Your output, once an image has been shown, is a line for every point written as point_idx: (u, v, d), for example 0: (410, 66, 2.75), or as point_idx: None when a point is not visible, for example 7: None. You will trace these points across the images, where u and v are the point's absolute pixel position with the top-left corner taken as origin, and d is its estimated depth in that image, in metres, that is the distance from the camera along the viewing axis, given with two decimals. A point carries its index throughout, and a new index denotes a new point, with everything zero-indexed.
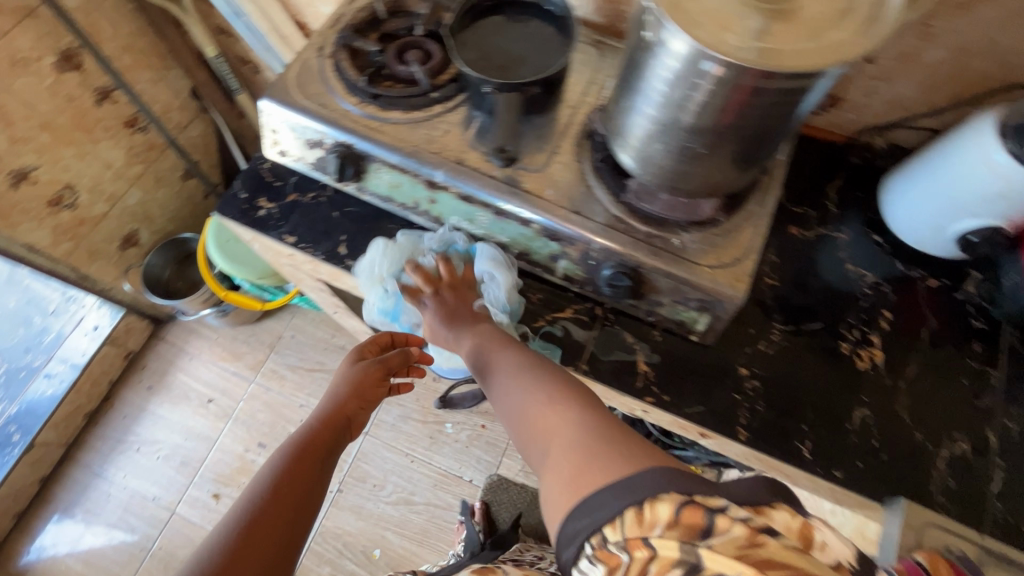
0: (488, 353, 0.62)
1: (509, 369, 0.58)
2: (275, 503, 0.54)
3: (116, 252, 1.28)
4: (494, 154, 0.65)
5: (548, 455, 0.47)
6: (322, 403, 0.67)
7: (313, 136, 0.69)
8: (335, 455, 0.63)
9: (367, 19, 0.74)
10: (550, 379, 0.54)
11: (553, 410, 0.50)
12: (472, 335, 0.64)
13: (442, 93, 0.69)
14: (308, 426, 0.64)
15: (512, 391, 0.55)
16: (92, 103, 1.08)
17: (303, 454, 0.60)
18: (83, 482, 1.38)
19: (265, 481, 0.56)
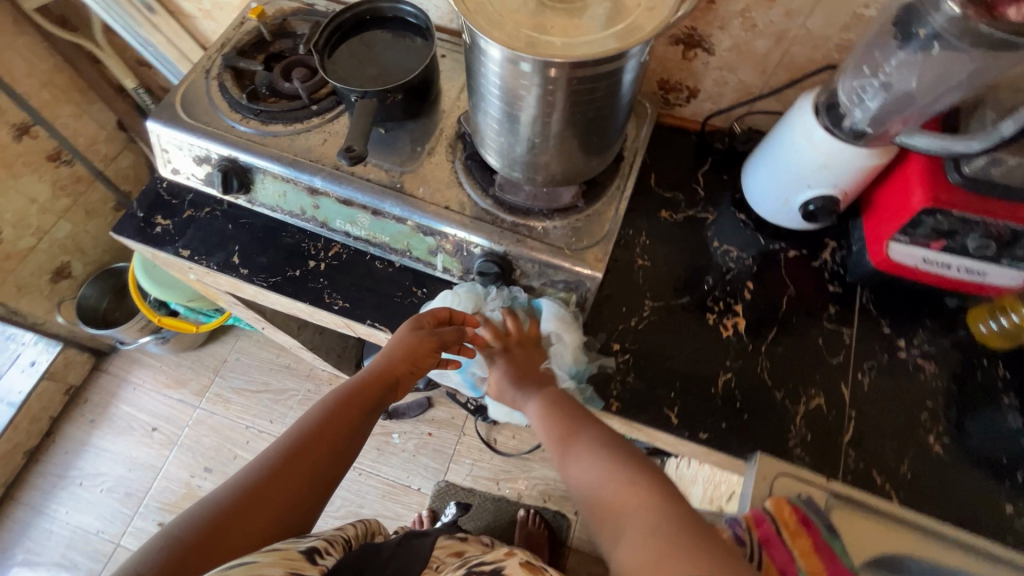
0: (564, 420, 0.61)
1: (585, 442, 0.57)
2: (306, 462, 0.55)
3: (48, 285, 1.28)
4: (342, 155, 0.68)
5: (626, 535, 0.47)
6: (379, 360, 0.65)
7: (200, 153, 0.72)
8: (377, 415, 0.64)
9: (252, 41, 0.78)
10: (635, 462, 0.53)
11: (634, 492, 0.50)
12: (542, 396, 0.65)
13: (322, 106, 0.73)
14: (358, 383, 0.63)
15: (586, 465, 0.55)
16: (9, 139, 1.10)
17: (344, 414, 0.60)
18: (24, 521, 1.36)
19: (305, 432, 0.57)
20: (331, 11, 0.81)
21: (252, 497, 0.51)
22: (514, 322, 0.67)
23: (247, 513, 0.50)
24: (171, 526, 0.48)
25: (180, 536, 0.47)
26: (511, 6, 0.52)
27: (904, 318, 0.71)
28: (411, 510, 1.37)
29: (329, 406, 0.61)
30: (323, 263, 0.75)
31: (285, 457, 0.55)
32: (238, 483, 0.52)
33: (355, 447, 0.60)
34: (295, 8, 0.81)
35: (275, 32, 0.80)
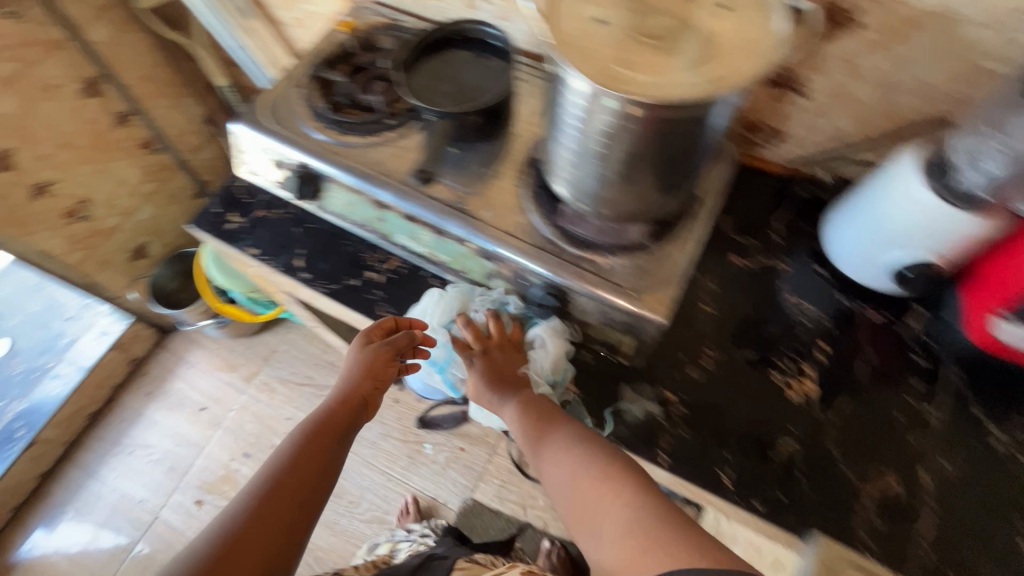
0: (527, 422, 0.64)
1: (550, 437, 0.62)
2: (286, 489, 0.61)
3: (126, 262, 1.37)
4: (415, 176, 0.69)
5: (606, 534, 0.53)
6: (340, 386, 0.72)
7: (278, 157, 0.74)
8: (349, 437, 0.70)
9: (338, 53, 0.81)
10: (595, 453, 0.59)
11: (605, 488, 0.55)
12: (518, 399, 0.66)
13: (397, 120, 0.74)
14: (326, 409, 0.70)
15: (559, 464, 0.60)
16: (110, 126, 1.18)
17: (315, 440, 0.66)
18: (78, 481, 1.44)
19: (281, 464, 0.63)
20: (416, 28, 0.82)
21: (251, 524, 0.57)
22: (496, 325, 0.68)
23: (245, 542, 0.56)
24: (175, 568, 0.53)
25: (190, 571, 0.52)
26: (596, 34, 0.48)
27: (1001, 403, 0.63)
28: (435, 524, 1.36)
29: (302, 433, 0.67)
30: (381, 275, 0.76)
31: (268, 489, 0.60)
32: (229, 521, 0.57)
33: (335, 464, 0.67)
34: (381, 23, 0.83)
35: (361, 46, 0.82)
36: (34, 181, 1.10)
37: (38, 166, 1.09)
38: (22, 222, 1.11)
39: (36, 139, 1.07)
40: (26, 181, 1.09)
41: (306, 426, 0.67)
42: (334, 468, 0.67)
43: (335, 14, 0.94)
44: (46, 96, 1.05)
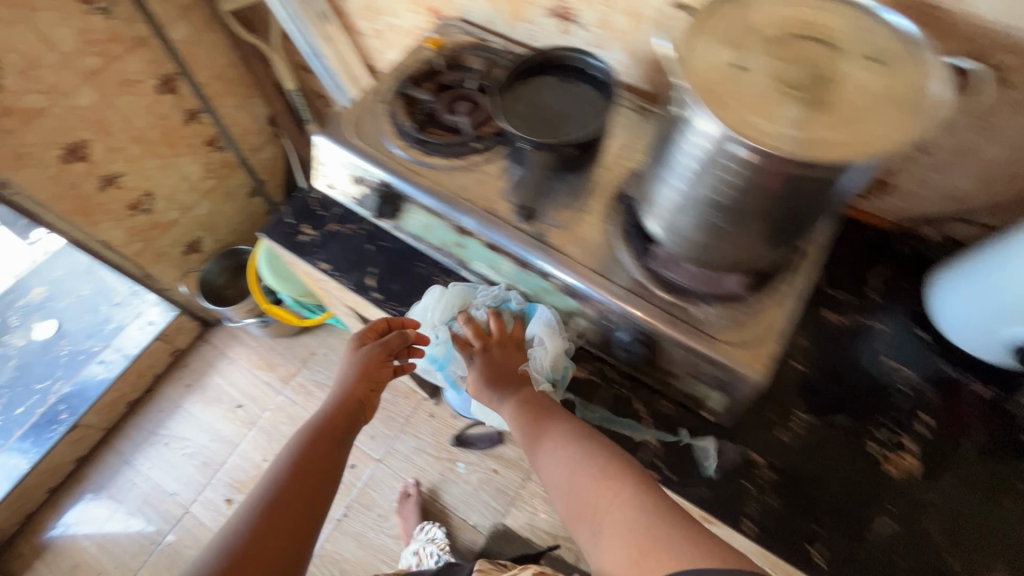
0: (526, 421, 0.64)
1: (546, 435, 0.62)
2: (290, 493, 0.62)
3: (180, 256, 1.38)
4: (517, 211, 0.66)
5: (608, 533, 0.52)
6: (336, 390, 0.74)
7: (358, 174, 0.73)
8: (349, 438, 0.72)
9: (425, 71, 0.79)
10: (595, 453, 0.58)
11: (606, 487, 0.55)
12: (517, 397, 0.66)
13: (484, 144, 0.72)
14: (324, 413, 0.71)
15: (557, 462, 0.59)
16: (180, 122, 1.20)
17: (316, 444, 0.68)
18: (114, 467, 1.45)
19: (285, 470, 0.64)
20: (505, 49, 0.81)
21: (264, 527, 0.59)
22: (497, 323, 0.69)
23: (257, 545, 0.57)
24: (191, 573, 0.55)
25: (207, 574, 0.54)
26: (738, 81, 0.45)
27: None
28: (463, 546, 1.32)
29: (303, 437, 0.68)
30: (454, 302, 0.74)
31: (274, 494, 0.62)
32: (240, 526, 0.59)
33: (338, 464, 0.69)
34: (469, 42, 0.82)
35: (448, 63, 0.80)
36: (104, 173, 1.11)
37: (109, 159, 1.11)
38: (89, 212, 1.13)
39: (111, 131, 1.08)
40: (96, 172, 1.10)
41: (305, 429, 0.69)
42: (335, 469, 0.68)
43: (418, 29, 0.93)
44: (124, 90, 1.07)
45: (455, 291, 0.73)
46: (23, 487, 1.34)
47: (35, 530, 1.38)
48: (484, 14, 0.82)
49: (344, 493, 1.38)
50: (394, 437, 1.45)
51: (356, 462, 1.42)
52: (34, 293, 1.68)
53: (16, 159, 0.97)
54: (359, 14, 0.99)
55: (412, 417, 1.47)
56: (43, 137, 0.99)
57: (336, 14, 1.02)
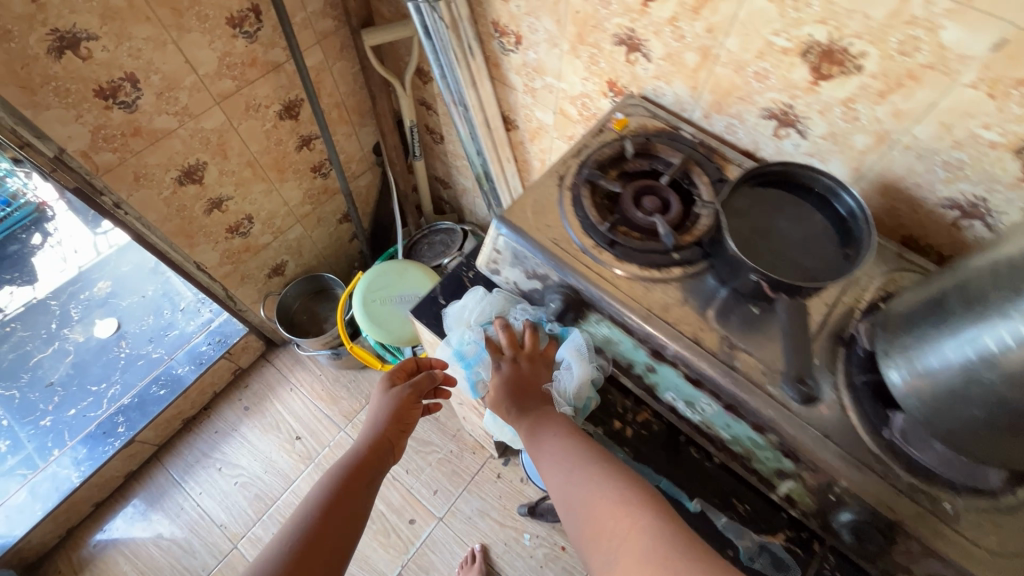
0: (544, 438, 0.64)
1: (556, 452, 0.62)
2: (334, 510, 0.70)
3: (263, 279, 1.32)
4: (791, 385, 0.55)
5: (620, 559, 0.50)
6: (371, 428, 0.85)
7: (538, 267, 0.66)
8: (381, 472, 0.80)
9: (613, 155, 0.72)
10: (611, 476, 0.58)
11: (622, 513, 0.54)
12: (536, 414, 0.67)
13: (684, 256, 0.64)
14: (360, 449, 0.81)
15: (576, 483, 0.59)
16: (293, 148, 1.13)
17: (353, 473, 0.77)
18: (161, 487, 1.38)
19: (326, 494, 0.72)
20: (698, 142, 0.73)
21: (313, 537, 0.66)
22: (531, 337, 0.70)
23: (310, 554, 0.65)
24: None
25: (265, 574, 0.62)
26: None
27: None
28: None
29: (341, 469, 0.77)
30: (629, 428, 0.65)
31: (320, 513, 0.69)
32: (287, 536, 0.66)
33: (371, 489, 0.77)
34: (658, 127, 0.74)
35: (636, 149, 0.72)
36: (212, 197, 1.05)
37: (220, 182, 1.04)
38: (190, 235, 1.07)
39: (228, 155, 1.02)
40: (206, 196, 1.04)
41: (345, 462, 0.78)
42: (368, 499, 0.76)
43: (584, 95, 0.86)
44: (249, 115, 1.00)
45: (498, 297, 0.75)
46: (71, 501, 1.28)
47: (75, 547, 1.31)
48: (678, 99, 0.74)
49: (402, 551, 1.29)
50: (458, 494, 1.37)
51: (416, 517, 1.34)
52: (98, 288, 1.63)
53: (135, 180, 0.91)
54: (515, 68, 0.92)
55: (477, 475, 1.39)
56: (165, 158, 0.93)
57: (488, 64, 0.95)
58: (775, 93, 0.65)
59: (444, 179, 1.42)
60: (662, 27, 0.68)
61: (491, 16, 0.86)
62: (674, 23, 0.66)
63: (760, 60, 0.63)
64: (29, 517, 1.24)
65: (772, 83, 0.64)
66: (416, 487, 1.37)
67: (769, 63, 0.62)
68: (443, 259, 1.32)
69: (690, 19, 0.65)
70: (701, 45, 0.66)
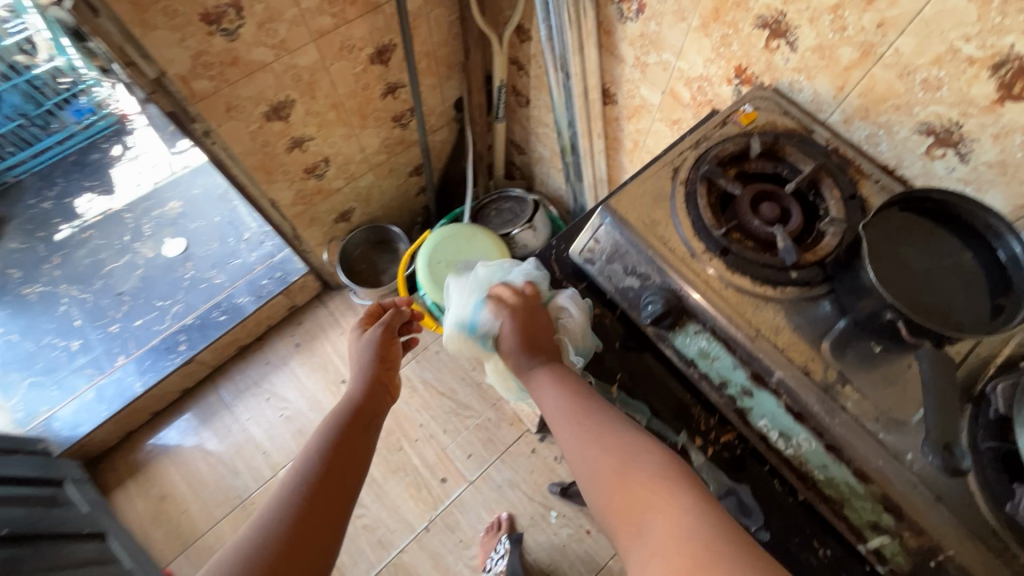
0: (577, 405, 0.59)
1: (575, 416, 0.58)
2: (322, 480, 0.59)
3: (330, 223, 1.32)
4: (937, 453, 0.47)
5: (651, 543, 0.47)
6: (357, 376, 0.77)
7: (639, 266, 0.62)
8: (377, 419, 0.72)
9: (736, 152, 0.65)
10: (642, 450, 0.53)
11: (653, 492, 0.50)
12: (558, 377, 0.62)
13: (804, 276, 0.59)
14: (352, 398, 0.72)
15: (595, 452, 0.55)
16: (378, 95, 1.10)
17: (342, 430, 0.66)
18: (214, 407, 1.45)
19: (317, 452, 0.62)
20: (831, 149, 0.66)
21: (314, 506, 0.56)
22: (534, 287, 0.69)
23: (312, 534, 0.54)
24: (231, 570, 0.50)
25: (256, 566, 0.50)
26: None
27: None
28: None
29: (329, 431, 0.66)
30: (711, 447, 0.61)
31: (311, 476, 0.59)
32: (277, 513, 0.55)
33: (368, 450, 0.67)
34: (789, 128, 0.67)
35: (762, 148, 0.66)
36: (295, 135, 1.03)
37: (304, 122, 1.03)
38: (268, 172, 1.06)
39: (316, 95, 0.99)
40: (289, 134, 1.02)
41: (335, 415, 0.69)
42: (364, 455, 0.65)
43: (703, 79, 0.79)
44: (342, 56, 0.96)
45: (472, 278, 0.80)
46: (132, 407, 1.36)
47: (131, 449, 1.40)
48: (816, 99, 0.67)
49: (431, 507, 1.32)
50: (491, 462, 1.38)
51: (447, 476, 1.37)
52: (169, 207, 1.67)
53: (226, 111, 0.89)
54: (630, 39, 0.85)
55: (512, 446, 1.40)
56: (256, 92, 0.91)
57: (599, 32, 0.89)
58: (942, 108, 0.57)
59: (521, 146, 1.37)
60: (821, 14, 0.60)
61: None
62: (837, 11, 0.59)
63: (935, 67, 0.55)
64: (94, 417, 1.33)
65: (942, 95, 0.56)
66: (451, 448, 1.40)
67: (945, 73, 0.55)
68: (511, 229, 1.27)
69: (858, 10, 0.57)
70: (864, 40, 0.59)
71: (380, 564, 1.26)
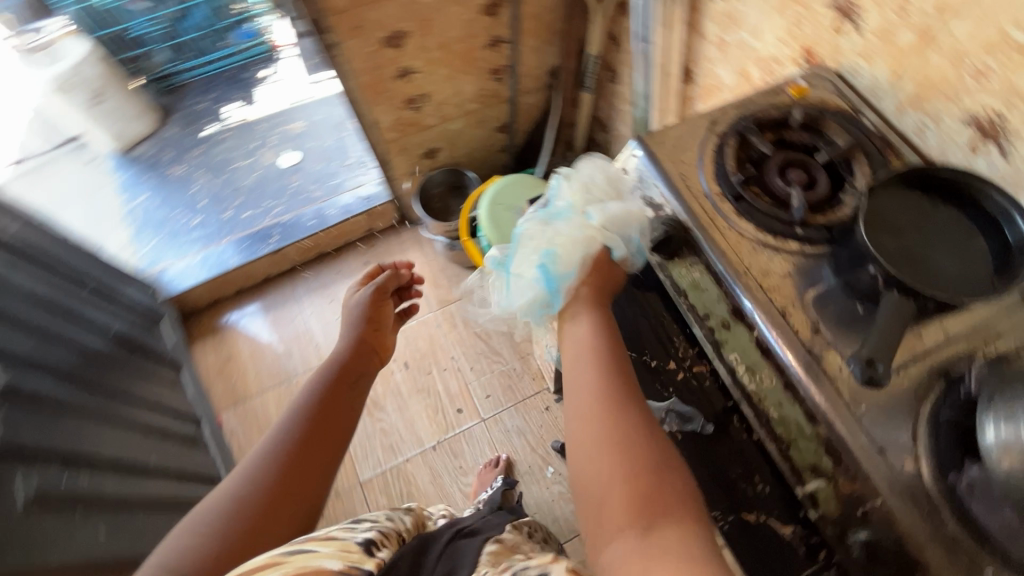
0: (613, 402, 0.57)
1: (606, 414, 0.56)
2: (305, 439, 0.65)
3: (416, 157, 1.47)
4: (859, 364, 0.54)
5: (657, 553, 0.46)
6: (344, 337, 0.84)
7: (654, 197, 0.68)
8: (363, 378, 0.79)
9: (777, 119, 0.69)
10: (662, 462, 0.53)
11: (663, 509, 0.49)
12: (595, 367, 0.60)
13: (807, 234, 0.62)
14: (341, 358, 0.79)
15: (612, 455, 0.53)
16: (482, 45, 1.22)
17: (330, 391, 0.73)
18: (285, 297, 1.66)
19: (302, 411, 0.69)
20: (876, 132, 0.67)
21: (297, 466, 0.62)
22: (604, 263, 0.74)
23: (284, 497, 0.59)
24: (201, 527, 0.55)
25: (230, 525, 0.55)
26: None
27: None
28: None
29: (314, 390, 0.73)
30: (681, 373, 0.66)
31: (294, 434, 0.66)
32: (258, 475, 0.60)
33: (352, 415, 0.74)
34: (838, 106, 0.70)
35: (804, 120, 0.69)
36: (404, 66, 1.19)
37: (414, 55, 1.17)
38: (375, 93, 1.22)
39: (429, 32, 1.14)
40: (398, 63, 1.17)
41: (321, 378, 0.75)
42: (351, 415, 0.73)
43: (774, 59, 0.82)
44: (458, 1, 1.10)
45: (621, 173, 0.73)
46: (222, 279, 1.60)
47: (215, 314, 1.65)
48: (873, 83, 0.69)
49: (441, 430, 1.43)
50: (505, 408, 1.47)
51: (463, 409, 1.47)
52: (293, 126, 1.93)
53: (352, 28, 1.06)
54: (715, 17, 0.90)
55: (528, 399, 1.48)
56: (380, 18, 1.06)
57: (688, 8, 0.94)
58: (989, 98, 0.58)
59: (604, 123, 1.44)
60: None
61: None
62: None
63: (987, 55, 0.57)
64: (193, 277, 1.59)
65: (991, 84, 0.58)
66: (473, 385, 1.50)
67: (995, 61, 0.57)
68: None
69: None
70: (923, 24, 0.61)
71: (384, 465, 1.39)
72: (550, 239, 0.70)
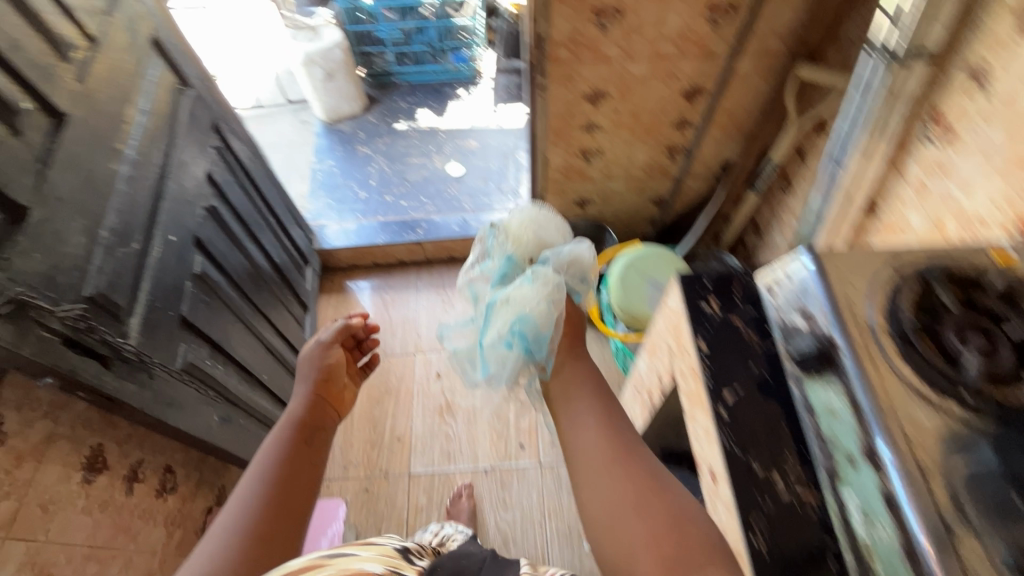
0: (615, 456, 0.61)
1: (611, 473, 0.60)
2: (273, 505, 0.60)
3: (568, 202, 1.55)
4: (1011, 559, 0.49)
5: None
6: (297, 398, 0.78)
7: (812, 308, 0.67)
8: (326, 433, 0.74)
9: (970, 278, 0.66)
10: (672, 506, 0.57)
11: (692, 553, 0.52)
12: (597, 427, 0.65)
13: (976, 401, 0.58)
14: (297, 413, 0.74)
15: (630, 518, 0.56)
16: (669, 123, 1.29)
17: (289, 449, 0.67)
18: (406, 283, 1.82)
19: (261, 475, 0.63)
20: None
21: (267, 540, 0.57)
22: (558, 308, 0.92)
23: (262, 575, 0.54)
24: None
25: None
26: None
27: None
28: None
29: (272, 449, 0.67)
30: (786, 490, 0.61)
31: (258, 501, 0.60)
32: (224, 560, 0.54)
33: (319, 469, 0.68)
34: None
35: (1003, 289, 0.65)
36: (592, 120, 1.29)
37: (605, 114, 1.27)
38: (557, 136, 1.33)
39: (627, 98, 1.23)
40: (588, 116, 1.28)
41: (276, 439, 0.69)
42: (318, 465, 0.68)
43: (979, 219, 0.79)
44: (665, 79, 1.18)
45: (551, 222, 0.97)
46: (364, 249, 1.79)
47: (346, 277, 1.84)
48: None
49: (498, 457, 1.45)
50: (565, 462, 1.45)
51: (525, 446, 1.48)
52: (468, 143, 2.14)
53: (563, 78, 1.18)
54: (921, 161, 0.89)
55: None
56: (590, 75, 1.17)
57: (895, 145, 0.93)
58: None
59: (760, 228, 1.43)
60: None
61: (936, 101, 0.85)
62: None
63: None
64: (343, 240, 1.80)
65: None
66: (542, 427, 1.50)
67: None
68: None
69: None
70: None
71: (435, 468, 1.43)
72: (523, 305, 0.81)
